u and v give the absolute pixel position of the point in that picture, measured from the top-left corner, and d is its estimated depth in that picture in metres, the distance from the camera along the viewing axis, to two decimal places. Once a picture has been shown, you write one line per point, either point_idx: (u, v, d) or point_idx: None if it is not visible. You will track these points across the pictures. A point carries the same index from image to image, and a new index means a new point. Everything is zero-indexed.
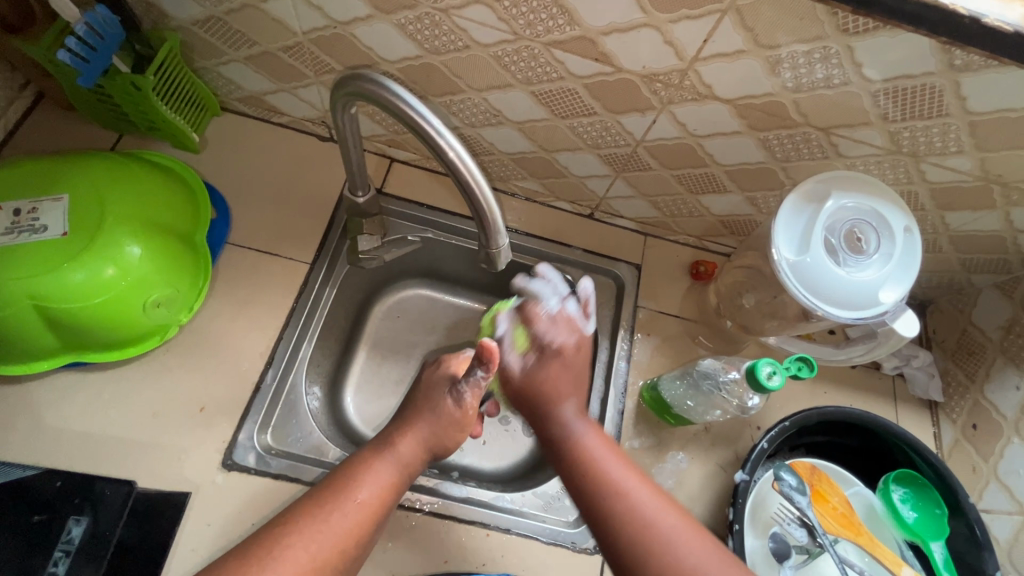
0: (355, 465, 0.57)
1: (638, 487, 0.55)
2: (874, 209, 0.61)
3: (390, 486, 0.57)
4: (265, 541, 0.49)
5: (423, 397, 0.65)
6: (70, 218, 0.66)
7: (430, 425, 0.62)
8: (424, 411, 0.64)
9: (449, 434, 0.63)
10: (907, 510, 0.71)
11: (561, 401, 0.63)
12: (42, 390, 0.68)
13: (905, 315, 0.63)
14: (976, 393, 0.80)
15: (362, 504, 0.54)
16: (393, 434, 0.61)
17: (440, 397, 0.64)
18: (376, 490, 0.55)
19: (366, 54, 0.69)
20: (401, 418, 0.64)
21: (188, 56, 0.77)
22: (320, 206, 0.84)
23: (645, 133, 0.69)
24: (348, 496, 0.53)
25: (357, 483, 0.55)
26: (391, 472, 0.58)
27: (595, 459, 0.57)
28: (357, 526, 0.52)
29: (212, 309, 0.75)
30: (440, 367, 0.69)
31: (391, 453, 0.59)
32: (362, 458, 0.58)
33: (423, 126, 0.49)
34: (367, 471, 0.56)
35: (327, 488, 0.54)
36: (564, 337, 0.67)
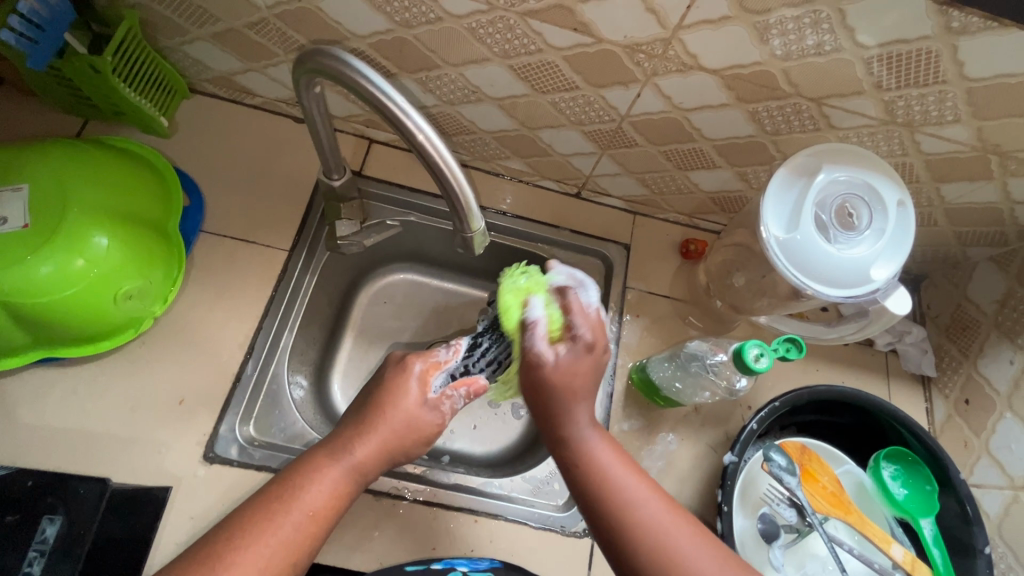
0: (307, 467, 0.53)
1: (657, 509, 0.52)
2: (866, 182, 0.58)
3: (340, 495, 0.52)
4: (211, 551, 0.47)
5: (379, 402, 0.57)
6: (32, 208, 0.63)
7: (394, 433, 0.56)
8: (386, 419, 0.56)
9: (413, 443, 0.57)
10: (897, 487, 0.70)
11: (580, 398, 0.57)
12: (14, 386, 0.66)
13: (898, 292, 0.62)
14: (970, 368, 0.79)
15: (311, 514, 0.50)
16: (349, 435, 0.55)
17: (400, 406, 0.58)
18: (324, 501, 0.51)
19: (335, 29, 0.65)
20: (358, 415, 0.57)
21: (150, 35, 0.73)
22: (297, 191, 0.81)
23: (630, 108, 0.66)
24: (295, 505, 0.50)
25: (305, 490, 0.51)
26: (343, 479, 0.53)
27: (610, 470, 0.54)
28: (303, 538, 0.49)
29: (188, 299, 0.73)
30: (400, 367, 0.61)
31: (346, 458, 0.54)
32: (315, 461, 0.53)
33: (388, 105, 0.47)
34: (316, 478, 0.52)
35: (277, 494, 0.50)
36: (579, 338, 0.58)
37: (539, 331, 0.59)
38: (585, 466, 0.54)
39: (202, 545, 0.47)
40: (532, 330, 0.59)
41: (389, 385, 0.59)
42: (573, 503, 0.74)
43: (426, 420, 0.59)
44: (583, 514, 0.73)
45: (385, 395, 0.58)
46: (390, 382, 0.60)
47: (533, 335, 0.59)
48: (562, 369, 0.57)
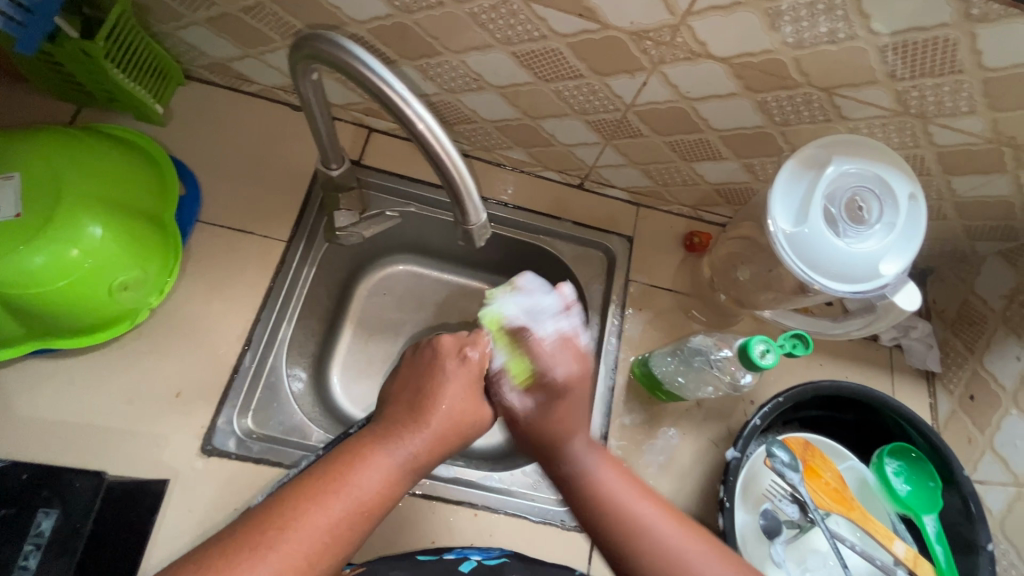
0: (355, 451, 0.49)
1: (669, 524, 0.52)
2: (877, 175, 0.57)
3: (393, 487, 0.49)
4: (267, 520, 0.44)
5: (426, 394, 0.53)
6: (23, 198, 0.62)
7: (447, 422, 0.53)
8: (433, 411, 0.52)
9: (462, 437, 0.54)
10: (900, 483, 0.70)
11: (570, 405, 0.58)
12: (10, 378, 0.65)
13: (907, 287, 0.60)
14: (975, 363, 0.78)
15: (363, 502, 0.46)
16: (401, 427, 0.51)
17: (455, 391, 0.54)
18: (377, 490, 0.47)
19: (334, 13, 0.63)
20: (408, 405, 0.53)
21: (143, 19, 0.71)
22: (295, 180, 0.80)
23: (636, 97, 0.65)
24: (346, 491, 0.46)
25: (359, 474, 0.47)
26: (399, 473, 0.49)
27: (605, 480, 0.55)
28: (351, 528, 0.45)
29: (185, 290, 0.72)
30: (440, 359, 0.56)
31: (402, 449, 0.50)
32: (368, 444, 0.50)
33: (387, 93, 0.45)
34: (371, 460, 0.48)
35: (331, 471, 0.47)
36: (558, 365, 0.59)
37: (538, 335, 0.61)
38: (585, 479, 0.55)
39: (242, 525, 0.44)
40: (529, 338, 0.61)
41: (436, 375, 0.55)
42: None
43: (483, 410, 0.56)
44: None
45: (434, 385, 0.54)
46: (437, 371, 0.55)
47: (530, 338, 0.61)
48: (571, 375, 0.59)
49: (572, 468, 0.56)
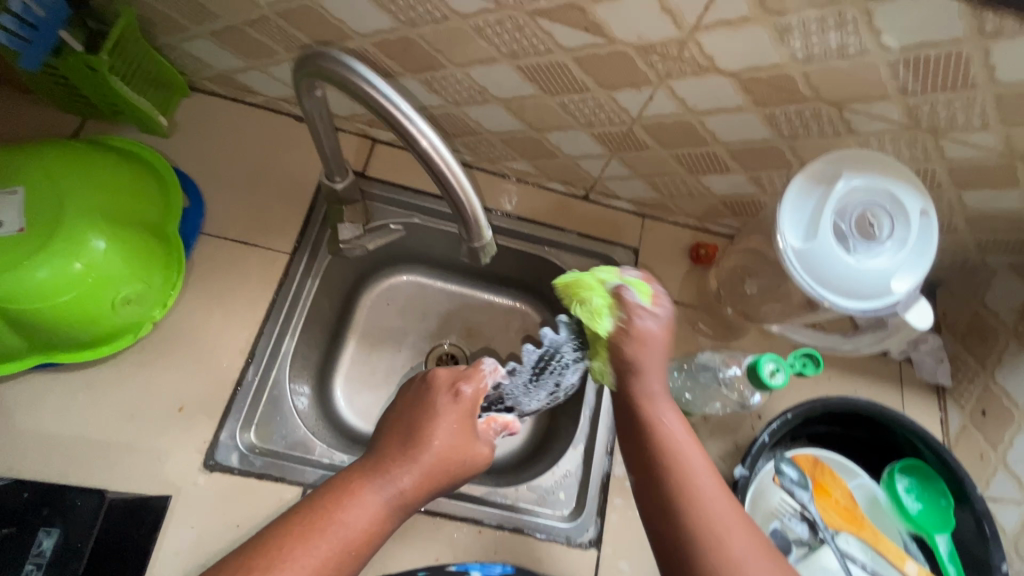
0: (343, 487, 0.50)
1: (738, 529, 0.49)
2: (888, 190, 0.56)
3: (377, 523, 0.49)
4: (255, 556, 0.46)
5: (416, 429, 0.54)
6: (29, 210, 0.62)
7: (439, 461, 0.52)
8: (420, 446, 0.52)
9: (457, 468, 0.53)
10: (912, 501, 0.69)
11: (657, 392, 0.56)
12: (11, 392, 0.65)
13: (919, 304, 0.58)
14: (987, 378, 0.77)
15: (348, 540, 0.47)
16: (391, 460, 0.52)
17: (445, 429, 0.54)
18: (360, 527, 0.48)
19: (338, 27, 0.63)
20: (401, 438, 0.53)
21: (148, 32, 0.71)
22: (300, 192, 0.79)
23: (642, 111, 0.64)
24: (330, 529, 0.47)
25: (344, 512, 0.48)
26: (385, 509, 0.50)
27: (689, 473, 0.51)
28: (334, 566, 0.47)
29: (188, 303, 0.72)
30: (432, 393, 0.56)
31: (387, 484, 0.50)
32: (354, 481, 0.50)
33: (391, 111, 0.45)
34: (356, 498, 0.49)
35: (316, 510, 0.48)
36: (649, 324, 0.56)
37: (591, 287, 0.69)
38: (670, 472, 0.51)
39: (227, 566, 0.46)
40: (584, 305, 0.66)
41: (427, 406, 0.55)
42: (579, 513, 0.73)
43: (478, 450, 0.55)
44: (589, 525, 0.71)
45: (425, 421, 0.54)
46: (428, 406, 0.55)
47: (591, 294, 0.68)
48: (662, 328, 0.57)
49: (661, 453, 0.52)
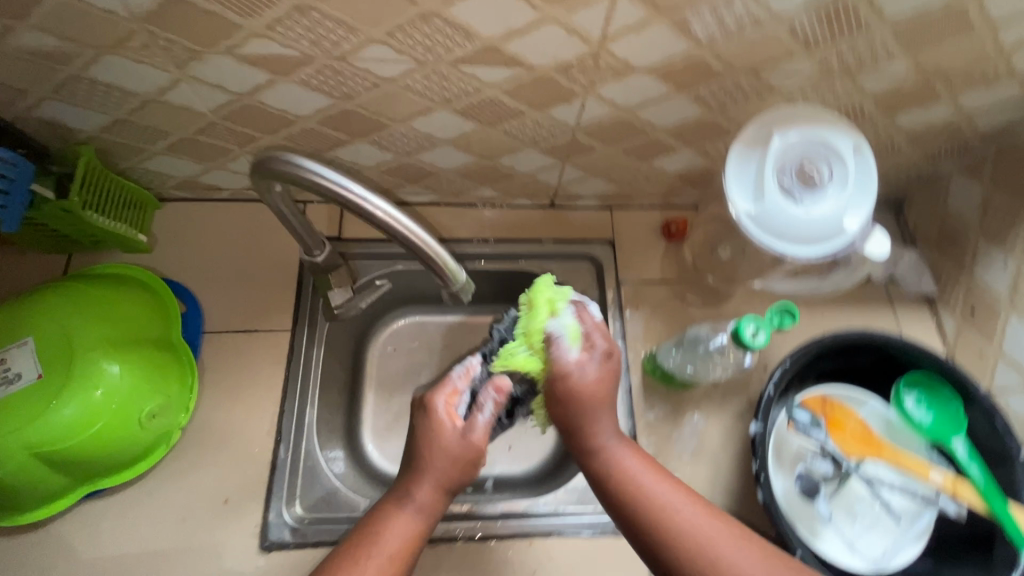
0: (376, 517, 0.57)
1: (703, 517, 0.54)
2: (819, 138, 0.59)
3: (414, 539, 0.56)
4: None
5: (422, 445, 0.58)
6: (42, 357, 0.65)
7: (441, 467, 0.57)
8: (429, 462, 0.57)
9: (462, 471, 0.58)
10: (923, 412, 0.72)
11: (601, 411, 0.59)
12: (66, 528, 0.68)
13: (874, 235, 0.61)
14: (968, 278, 0.80)
15: (390, 559, 0.53)
16: (406, 481, 0.58)
17: (439, 439, 0.58)
18: (401, 544, 0.55)
19: (280, 116, 0.67)
20: (407, 458, 0.59)
21: (108, 161, 0.75)
22: (286, 269, 0.83)
23: (579, 120, 0.68)
24: (375, 550, 0.54)
25: (380, 537, 0.55)
26: (412, 522, 0.56)
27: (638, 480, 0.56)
28: None
29: (208, 401, 0.76)
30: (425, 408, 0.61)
31: (412, 503, 0.56)
32: (382, 510, 0.57)
33: (344, 195, 0.48)
34: (386, 523, 0.55)
35: (353, 545, 0.54)
36: (587, 369, 0.60)
37: (562, 345, 0.61)
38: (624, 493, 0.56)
39: None
40: (556, 345, 0.61)
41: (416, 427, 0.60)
42: None
43: (467, 446, 0.58)
44: None
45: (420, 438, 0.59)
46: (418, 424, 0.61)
47: (558, 350, 0.61)
48: (586, 380, 0.60)
49: (620, 486, 0.56)
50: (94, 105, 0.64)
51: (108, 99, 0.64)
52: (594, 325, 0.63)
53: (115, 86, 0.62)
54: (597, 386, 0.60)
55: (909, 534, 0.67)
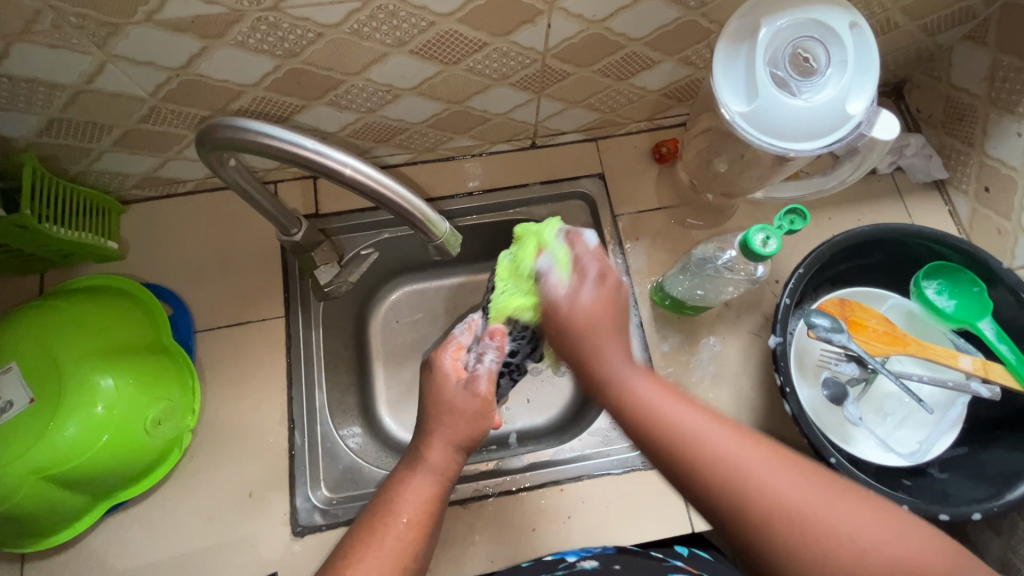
0: (393, 486, 0.55)
1: (746, 450, 0.46)
2: (812, 19, 0.53)
3: (431, 502, 0.54)
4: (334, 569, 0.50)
5: (434, 402, 0.56)
6: (30, 381, 0.62)
7: (451, 425, 0.55)
8: (440, 418, 0.55)
9: (474, 428, 0.55)
10: (945, 301, 0.68)
11: (605, 342, 0.52)
12: (96, 544, 0.68)
13: (881, 118, 0.56)
14: (980, 155, 0.76)
15: (409, 523, 0.52)
16: (417, 443, 0.56)
17: (448, 397, 0.56)
18: (418, 507, 0.53)
19: (225, 88, 0.61)
20: (419, 421, 0.57)
21: (57, 168, 0.70)
22: (269, 254, 0.80)
23: (547, 43, 0.62)
24: (393, 517, 0.52)
25: (397, 503, 0.53)
26: (428, 485, 0.54)
27: (674, 418, 0.48)
28: (408, 548, 0.51)
29: (214, 399, 0.74)
30: (438, 364, 0.58)
31: (430, 464, 0.54)
32: (397, 478, 0.55)
33: (304, 154, 0.44)
34: (403, 489, 0.54)
35: (372, 515, 0.53)
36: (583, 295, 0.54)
37: (551, 276, 0.56)
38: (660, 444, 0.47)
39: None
40: (546, 280, 0.56)
41: (426, 389, 0.58)
42: None
43: (479, 402, 0.56)
44: None
45: (431, 397, 0.57)
46: (428, 384, 0.58)
47: (548, 284, 0.56)
48: (579, 307, 0.54)
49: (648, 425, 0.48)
50: (23, 107, 0.59)
51: (36, 97, 0.58)
52: (588, 249, 0.56)
53: (39, 81, 0.56)
54: (595, 310, 0.53)
55: (941, 425, 0.66)
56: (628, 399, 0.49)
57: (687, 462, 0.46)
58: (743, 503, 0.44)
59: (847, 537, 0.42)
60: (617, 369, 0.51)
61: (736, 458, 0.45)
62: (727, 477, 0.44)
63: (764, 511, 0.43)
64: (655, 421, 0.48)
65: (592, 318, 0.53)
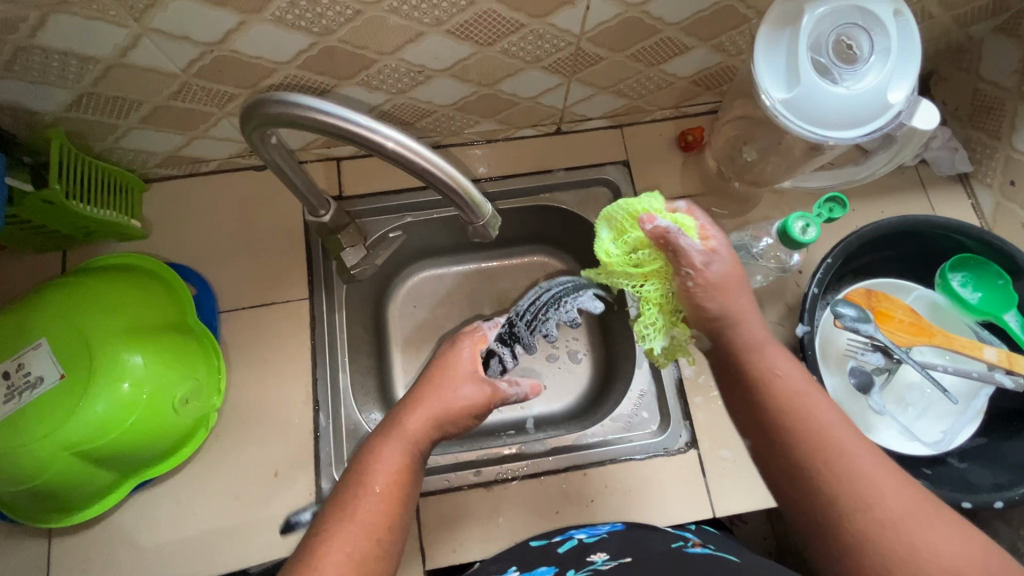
0: (366, 453, 0.53)
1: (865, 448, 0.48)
2: (855, 6, 0.53)
3: (400, 475, 0.51)
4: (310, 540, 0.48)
5: (439, 379, 0.57)
6: (60, 357, 0.62)
7: (440, 401, 0.55)
8: (431, 392, 0.56)
9: (467, 415, 0.56)
10: (970, 293, 0.69)
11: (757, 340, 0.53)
12: (122, 521, 0.68)
13: (922, 107, 0.56)
14: (1006, 148, 0.76)
15: (379, 496, 0.50)
16: (399, 413, 0.55)
17: (449, 376, 0.57)
18: (386, 481, 0.50)
19: (258, 65, 0.61)
20: (409, 393, 0.57)
21: (82, 144, 0.69)
22: (292, 236, 0.80)
23: (583, 25, 0.62)
24: (365, 487, 0.50)
25: (369, 472, 0.51)
26: (400, 459, 0.52)
27: (815, 418, 0.49)
28: (376, 523, 0.48)
29: (239, 379, 0.74)
30: (454, 345, 0.60)
31: (408, 434, 0.54)
32: (370, 446, 0.53)
33: (350, 128, 0.43)
34: (374, 456, 0.52)
35: (349, 483, 0.51)
36: (713, 265, 0.53)
37: (686, 238, 0.53)
38: (797, 435, 0.49)
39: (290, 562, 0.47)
40: (680, 239, 0.53)
41: (431, 365, 0.59)
42: (667, 424, 0.75)
43: (474, 391, 0.56)
44: (680, 431, 0.74)
45: (431, 371, 0.58)
46: (435, 361, 0.59)
47: (681, 243, 0.53)
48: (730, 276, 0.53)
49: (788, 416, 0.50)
50: (54, 80, 0.59)
51: (67, 70, 0.58)
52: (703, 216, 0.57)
53: (71, 53, 0.56)
54: (732, 280, 0.54)
55: (965, 414, 0.67)
56: (772, 398, 0.51)
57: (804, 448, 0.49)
58: (869, 527, 0.45)
59: (940, 548, 0.43)
60: (785, 368, 0.52)
61: (861, 466, 0.47)
62: (835, 469, 0.47)
63: (893, 545, 0.44)
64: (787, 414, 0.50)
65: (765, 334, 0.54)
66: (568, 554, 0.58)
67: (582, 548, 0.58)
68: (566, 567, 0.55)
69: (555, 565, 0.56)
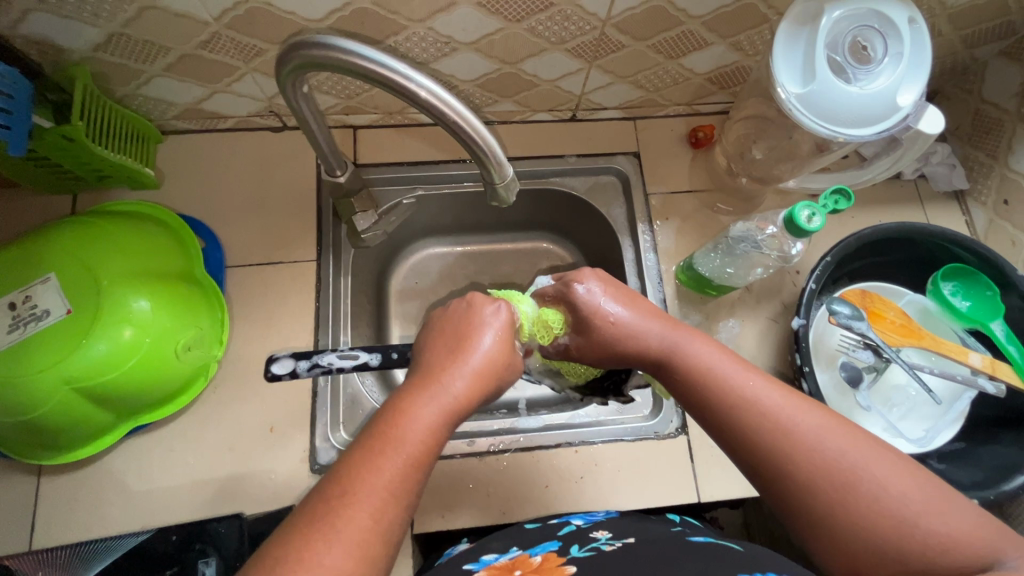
0: (395, 408, 0.47)
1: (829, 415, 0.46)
2: (872, 10, 0.56)
3: (437, 436, 0.47)
4: (322, 499, 0.41)
5: (461, 337, 0.54)
6: (67, 292, 0.62)
7: (483, 360, 0.52)
8: (467, 351, 0.53)
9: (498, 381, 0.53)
10: (959, 301, 0.72)
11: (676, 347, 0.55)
12: (114, 464, 0.68)
13: (928, 112, 0.59)
14: (1002, 168, 0.79)
15: (413, 456, 0.44)
16: (438, 370, 0.51)
17: (484, 333, 0.54)
18: (423, 438, 0.46)
19: (291, 20, 0.62)
20: (445, 346, 0.53)
21: (105, 87, 0.70)
22: (303, 198, 0.80)
23: (610, 10, 0.64)
24: (398, 445, 0.44)
25: (401, 429, 0.45)
26: (440, 419, 0.47)
27: (736, 388, 0.50)
28: (407, 485, 0.43)
29: (241, 334, 0.75)
30: (474, 308, 0.56)
31: (442, 393, 0.49)
32: (400, 401, 0.48)
33: (387, 75, 0.45)
34: (410, 412, 0.47)
35: (375, 437, 0.45)
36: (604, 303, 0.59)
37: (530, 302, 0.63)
38: (730, 413, 0.49)
39: (294, 523, 0.40)
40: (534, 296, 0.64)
41: (470, 320, 0.55)
42: (660, 409, 0.77)
43: (509, 355, 0.55)
44: (672, 416, 0.76)
45: (466, 326, 0.55)
46: (473, 317, 0.55)
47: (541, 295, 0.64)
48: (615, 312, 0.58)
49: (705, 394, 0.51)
50: (87, 16, 0.59)
51: (102, 7, 0.59)
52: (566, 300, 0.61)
53: None
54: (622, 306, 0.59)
55: (946, 417, 0.70)
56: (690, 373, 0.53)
57: (751, 430, 0.48)
58: (831, 502, 0.44)
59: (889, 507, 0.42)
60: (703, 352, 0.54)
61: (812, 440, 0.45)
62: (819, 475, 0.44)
63: (844, 516, 0.43)
64: (721, 400, 0.50)
65: (675, 331, 0.56)
66: (568, 534, 0.57)
67: (582, 529, 0.58)
68: (570, 542, 0.54)
69: (558, 542, 0.55)
